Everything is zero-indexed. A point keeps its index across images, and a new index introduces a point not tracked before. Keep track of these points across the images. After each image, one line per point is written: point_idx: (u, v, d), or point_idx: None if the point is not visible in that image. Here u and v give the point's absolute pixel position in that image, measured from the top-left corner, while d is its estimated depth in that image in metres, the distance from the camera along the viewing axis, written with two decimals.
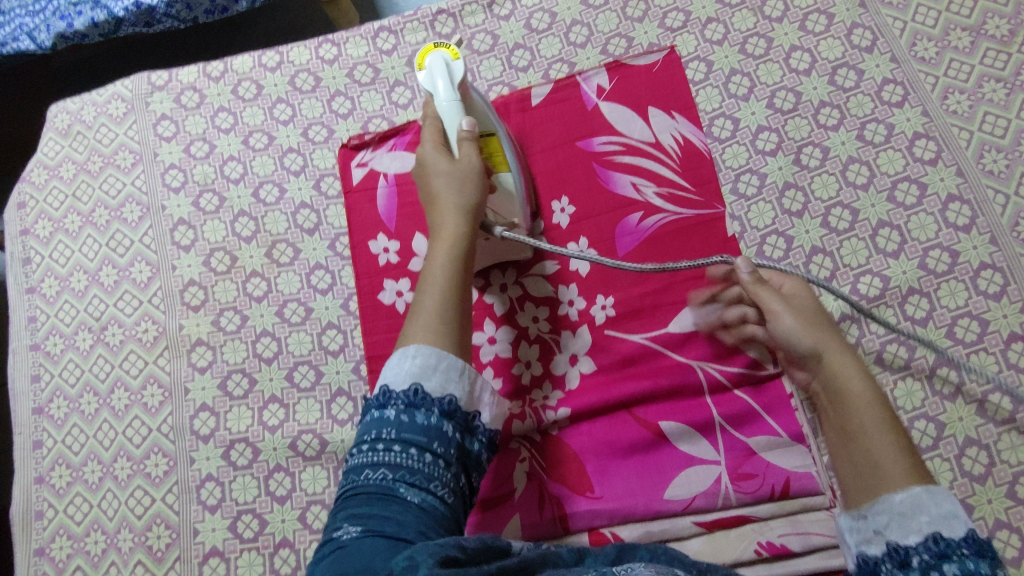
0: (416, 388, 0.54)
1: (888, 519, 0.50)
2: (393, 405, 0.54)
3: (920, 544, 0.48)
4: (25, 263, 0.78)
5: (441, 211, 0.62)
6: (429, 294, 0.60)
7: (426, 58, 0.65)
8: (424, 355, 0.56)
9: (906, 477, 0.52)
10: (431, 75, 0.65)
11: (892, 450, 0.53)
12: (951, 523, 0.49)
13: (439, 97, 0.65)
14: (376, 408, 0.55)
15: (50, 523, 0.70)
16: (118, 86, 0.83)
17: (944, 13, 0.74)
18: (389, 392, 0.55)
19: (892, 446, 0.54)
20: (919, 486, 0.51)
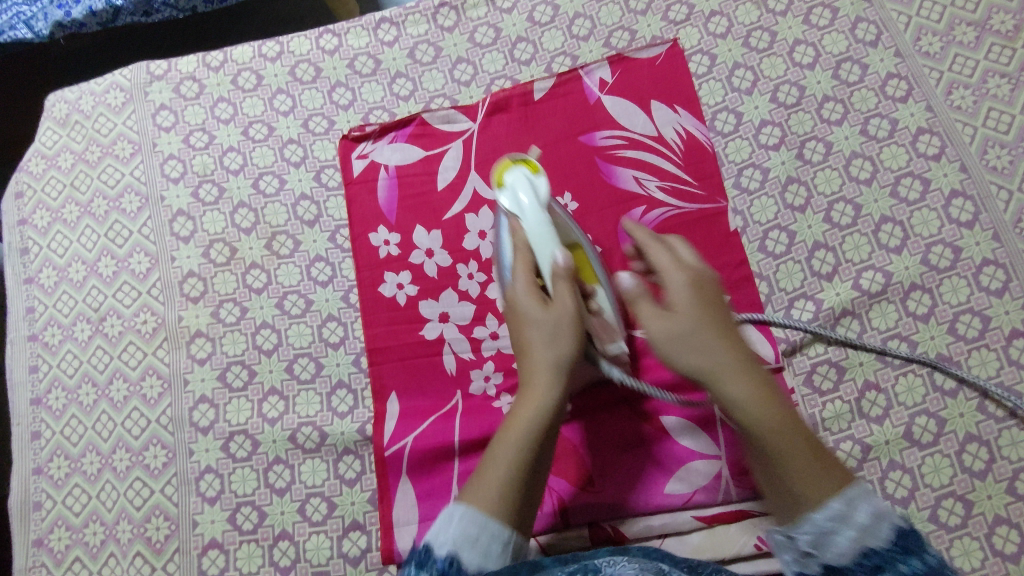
0: (452, 559, 0.50)
1: (818, 542, 0.50)
2: (429, 567, 0.51)
3: (855, 564, 0.50)
4: (23, 253, 0.78)
5: (532, 368, 0.55)
6: (506, 449, 0.53)
7: (504, 176, 0.62)
8: (468, 522, 0.51)
9: (828, 494, 0.50)
10: (515, 193, 0.61)
11: (810, 468, 0.50)
12: (872, 528, 0.50)
13: (525, 218, 0.60)
14: (415, 564, 0.52)
15: (49, 514, 0.70)
16: (116, 76, 0.82)
17: (949, 8, 0.74)
18: (429, 552, 0.51)
19: (806, 459, 0.51)
20: (835, 500, 0.50)
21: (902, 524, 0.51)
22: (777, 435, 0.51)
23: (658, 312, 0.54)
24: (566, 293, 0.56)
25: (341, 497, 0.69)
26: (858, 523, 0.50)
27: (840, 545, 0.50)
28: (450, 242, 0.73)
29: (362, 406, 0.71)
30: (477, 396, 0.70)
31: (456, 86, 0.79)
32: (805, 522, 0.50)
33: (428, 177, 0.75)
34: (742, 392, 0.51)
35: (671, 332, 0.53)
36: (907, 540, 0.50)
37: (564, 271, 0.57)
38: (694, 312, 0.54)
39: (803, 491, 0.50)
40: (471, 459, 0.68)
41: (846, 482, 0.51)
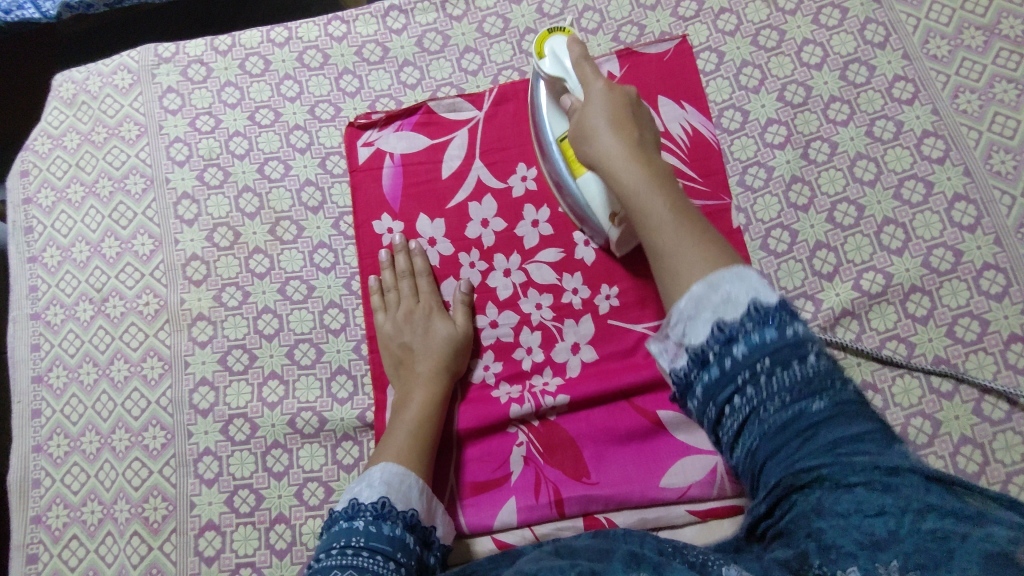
0: (384, 502, 0.57)
1: (683, 327, 0.47)
2: (362, 516, 0.56)
3: (709, 337, 0.46)
4: (26, 232, 0.78)
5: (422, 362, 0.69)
6: (405, 420, 0.65)
7: (543, 44, 0.67)
8: (386, 479, 0.59)
9: (690, 277, 0.48)
10: (556, 55, 0.66)
11: (672, 251, 0.50)
12: (726, 296, 0.46)
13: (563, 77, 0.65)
14: (344, 520, 0.56)
15: (47, 492, 0.71)
16: (124, 57, 0.82)
17: (958, 11, 0.74)
18: (358, 505, 0.57)
19: (670, 225, 0.51)
20: (699, 282, 0.47)
21: (769, 296, 0.45)
22: (653, 196, 0.53)
23: (579, 113, 0.61)
24: (575, 116, 0.62)
25: (338, 482, 0.69)
26: (715, 298, 0.46)
27: (698, 324, 0.46)
28: (453, 231, 0.74)
29: (362, 392, 0.71)
30: (476, 385, 0.70)
31: (462, 75, 0.79)
32: (671, 308, 0.48)
33: (432, 165, 0.75)
34: (621, 166, 0.56)
35: (575, 131, 0.61)
36: (767, 310, 0.45)
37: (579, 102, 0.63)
38: (586, 106, 0.61)
39: (672, 260, 0.50)
40: (468, 448, 0.68)
41: (720, 263, 0.48)
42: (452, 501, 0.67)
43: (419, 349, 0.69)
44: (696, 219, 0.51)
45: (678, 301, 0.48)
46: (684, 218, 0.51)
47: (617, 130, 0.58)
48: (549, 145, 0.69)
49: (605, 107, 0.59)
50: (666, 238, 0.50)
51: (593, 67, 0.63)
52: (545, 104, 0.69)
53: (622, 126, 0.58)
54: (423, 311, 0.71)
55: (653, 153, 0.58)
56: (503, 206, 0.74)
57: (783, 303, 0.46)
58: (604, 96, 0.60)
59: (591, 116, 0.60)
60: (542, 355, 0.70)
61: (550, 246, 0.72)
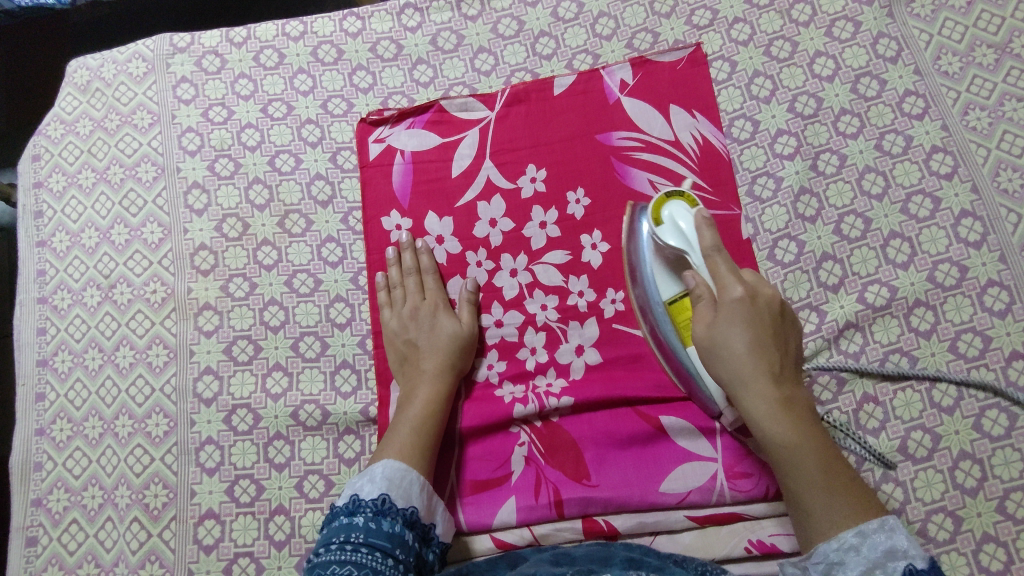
0: (384, 498, 0.58)
1: (833, 568, 0.52)
2: (362, 513, 0.57)
3: None
4: (36, 216, 0.78)
5: (426, 360, 0.69)
6: (408, 416, 0.65)
7: (662, 209, 0.66)
8: (390, 473, 0.60)
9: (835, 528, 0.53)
10: (677, 226, 0.65)
11: (827, 490, 0.55)
12: (884, 561, 0.50)
13: (688, 248, 0.64)
14: (344, 515, 0.57)
15: (49, 475, 0.71)
16: (139, 46, 0.83)
17: (971, 28, 0.74)
18: (359, 500, 0.58)
19: (813, 484, 0.55)
20: (850, 534, 0.52)
21: (918, 559, 0.49)
22: (795, 446, 0.56)
23: (711, 319, 0.62)
24: (706, 318, 0.62)
25: (339, 475, 0.69)
26: (867, 555, 0.51)
27: (855, 574, 0.50)
28: (461, 230, 0.74)
29: (366, 387, 0.72)
30: (479, 384, 0.71)
31: (475, 75, 0.80)
32: (816, 545, 0.54)
33: (443, 164, 0.76)
34: (758, 400, 0.58)
35: (706, 342, 0.62)
36: (921, 571, 0.49)
37: (712, 297, 0.63)
38: (722, 318, 0.61)
39: (821, 523, 0.54)
40: (469, 446, 0.69)
41: (867, 513, 0.54)
42: (452, 498, 0.67)
43: (424, 346, 0.70)
44: (844, 477, 0.55)
45: (823, 545, 0.53)
46: (831, 464, 0.56)
47: (755, 359, 0.59)
48: (654, 309, 0.67)
49: (746, 329, 0.60)
50: (813, 504, 0.55)
51: (727, 262, 0.63)
52: (652, 264, 0.67)
53: (762, 357, 0.59)
54: (428, 307, 0.71)
55: (791, 384, 0.60)
56: (512, 206, 0.74)
57: (932, 562, 0.49)
58: (743, 317, 0.60)
59: (730, 335, 0.60)
60: (546, 356, 0.70)
61: (558, 248, 0.72)
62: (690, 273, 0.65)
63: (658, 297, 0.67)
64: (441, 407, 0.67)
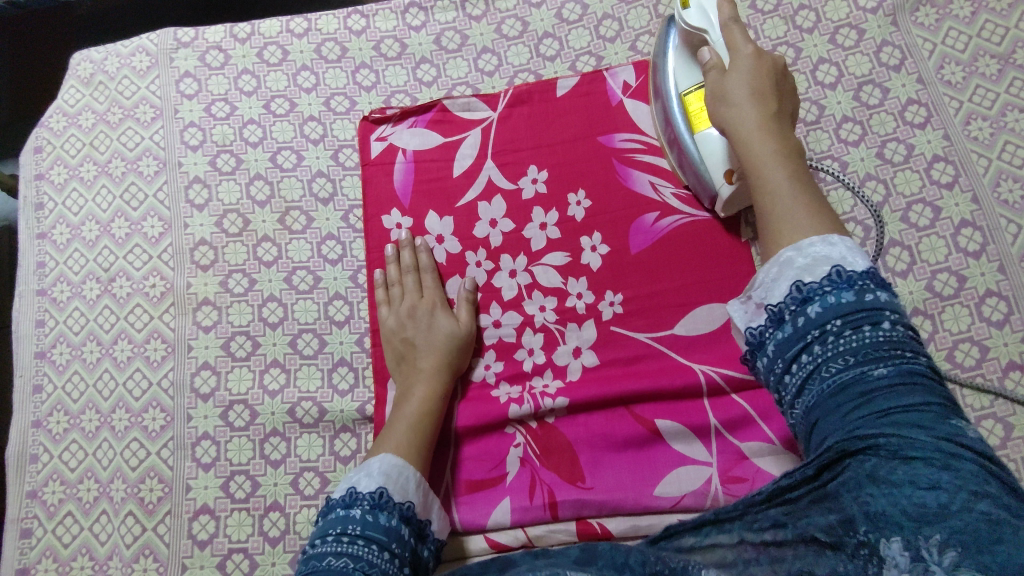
0: (382, 491, 0.58)
1: (766, 288, 0.49)
2: (359, 505, 0.57)
3: (787, 296, 0.47)
4: (37, 208, 0.78)
5: (421, 359, 0.69)
6: (404, 415, 0.65)
7: None
8: (387, 469, 0.60)
9: (789, 238, 0.50)
10: (703, 8, 0.66)
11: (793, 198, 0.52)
12: (812, 260, 0.48)
13: (708, 29, 0.65)
14: (341, 508, 0.57)
15: (45, 468, 0.71)
16: (143, 39, 0.83)
17: (975, 38, 0.74)
18: (356, 493, 0.58)
19: (788, 198, 0.52)
20: (788, 248, 0.49)
21: (858, 263, 0.46)
22: (773, 165, 0.55)
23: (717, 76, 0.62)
24: (713, 79, 0.62)
25: (335, 473, 0.69)
26: (799, 262, 0.48)
27: (779, 285, 0.48)
28: (461, 230, 0.74)
29: (362, 385, 0.72)
30: (477, 383, 0.71)
31: (479, 75, 0.80)
32: (758, 273, 0.51)
33: (445, 163, 0.76)
34: (749, 116, 0.58)
35: (711, 96, 0.62)
36: (848, 275, 0.46)
37: (722, 63, 0.63)
38: (729, 73, 0.61)
39: (779, 236, 0.51)
40: (465, 446, 0.69)
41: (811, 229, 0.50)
42: (447, 498, 0.67)
43: (421, 344, 0.69)
44: (814, 198, 0.52)
45: (764, 269, 0.50)
46: (803, 184, 0.54)
47: (756, 101, 0.58)
48: (670, 99, 0.70)
49: (748, 77, 0.60)
50: (783, 208, 0.52)
51: (743, 32, 0.63)
52: (673, 54, 0.70)
53: (763, 103, 0.58)
54: (426, 306, 0.71)
55: (789, 130, 0.58)
56: (512, 207, 0.74)
57: (871, 273, 0.46)
58: (750, 69, 0.60)
59: (731, 85, 0.60)
60: (543, 357, 0.70)
61: (558, 249, 0.72)
62: (706, 48, 0.65)
63: (676, 88, 0.69)
64: (436, 407, 0.66)
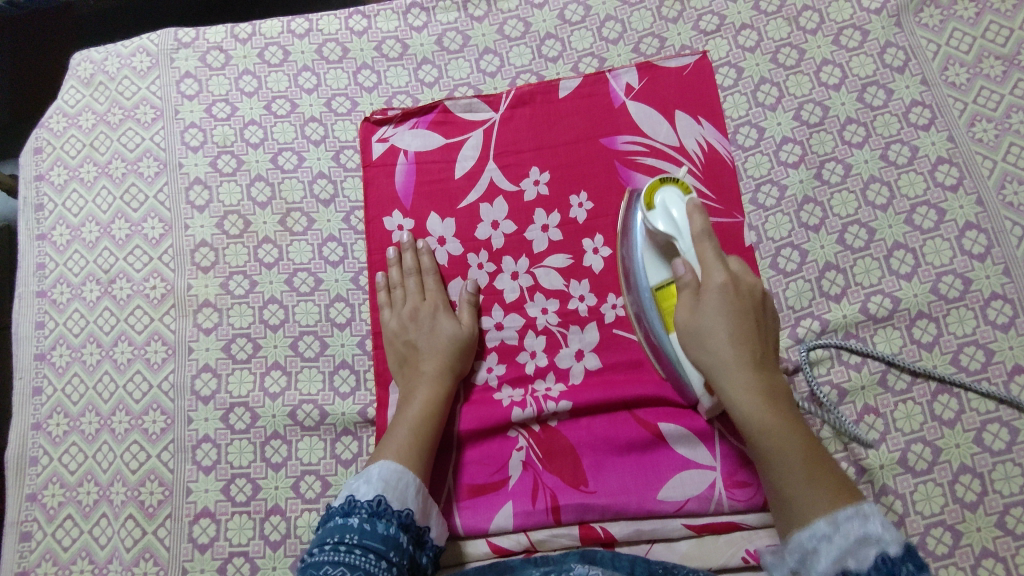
0: (380, 499, 0.58)
1: (802, 557, 0.52)
2: (357, 513, 0.57)
3: None
4: (37, 209, 0.78)
5: (424, 362, 0.69)
6: (406, 419, 0.65)
7: (654, 194, 0.64)
8: (387, 473, 0.60)
9: (818, 514, 0.52)
10: (666, 210, 0.63)
11: (804, 476, 0.54)
12: (855, 546, 0.49)
13: (677, 239, 0.62)
14: (339, 516, 0.57)
15: (44, 470, 0.71)
16: (143, 40, 0.82)
17: (979, 39, 0.74)
18: (354, 502, 0.58)
19: (798, 477, 0.54)
20: (823, 522, 0.51)
21: (892, 544, 0.49)
22: (777, 436, 0.56)
23: (693, 306, 0.61)
24: (691, 304, 0.61)
25: (336, 476, 0.69)
26: (839, 543, 0.50)
27: (820, 558, 0.50)
28: (463, 232, 0.74)
29: (364, 388, 0.72)
30: (478, 387, 0.70)
31: (481, 76, 0.79)
32: (794, 536, 0.53)
33: (447, 164, 0.76)
34: (740, 382, 0.58)
35: (691, 329, 0.61)
36: (891, 558, 0.48)
37: (698, 284, 0.61)
38: (708, 304, 0.60)
39: (800, 508, 0.53)
40: (467, 450, 0.68)
41: (843, 503, 0.52)
42: (449, 502, 0.67)
43: (424, 347, 0.69)
44: (827, 476, 0.54)
45: (799, 533, 0.52)
46: (814, 469, 0.54)
47: (738, 347, 0.59)
48: (641, 295, 0.66)
49: (728, 317, 0.59)
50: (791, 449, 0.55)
51: (714, 247, 0.61)
52: (641, 249, 0.66)
53: (745, 344, 0.59)
54: (428, 308, 0.71)
55: (769, 366, 0.59)
56: (514, 209, 0.74)
57: (906, 550, 0.49)
58: (728, 307, 0.59)
59: (713, 323, 0.59)
60: (546, 360, 0.70)
61: (560, 252, 0.72)
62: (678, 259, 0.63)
63: (646, 283, 0.66)
64: (437, 411, 0.66)
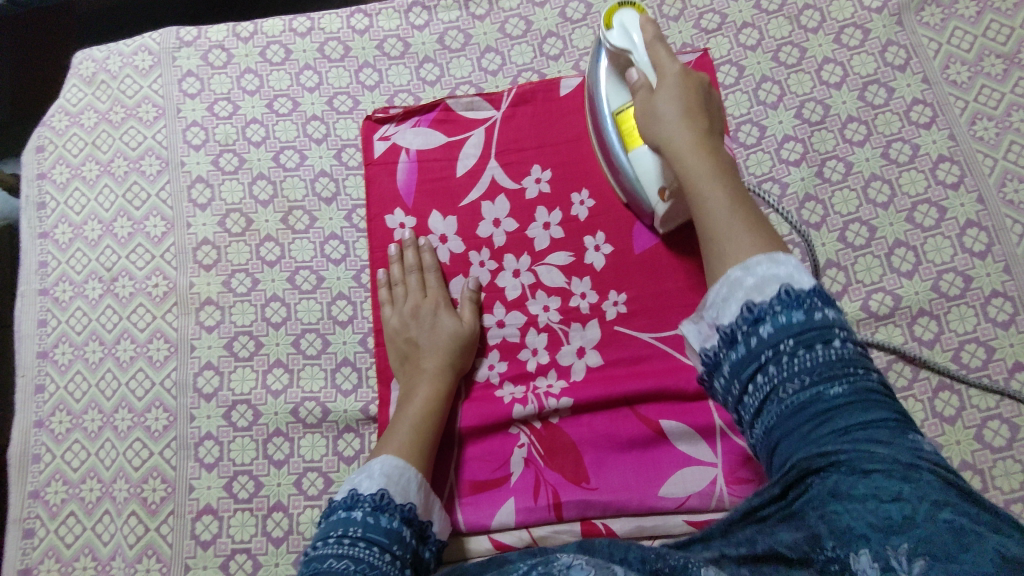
0: (383, 493, 0.58)
1: (717, 309, 0.49)
2: (361, 507, 0.57)
3: (738, 317, 0.48)
4: (39, 207, 0.78)
5: (425, 359, 0.69)
6: (406, 415, 0.65)
7: (613, 16, 0.66)
8: (389, 470, 0.60)
9: (733, 259, 0.50)
10: (625, 29, 0.66)
11: (728, 221, 0.52)
12: (761, 280, 0.48)
13: (633, 51, 0.65)
14: (342, 509, 0.57)
15: (47, 468, 0.71)
16: (145, 38, 0.82)
17: (980, 38, 0.74)
18: (357, 495, 0.58)
19: (725, 223, 0.52)
20: (737, 270, 0.49)
21: (804, 281, 0.47)
22: (711, 189, 0.54)
23: (648, 100, 0.62)
24: (643, 100, 0.63)
25: (338, 473, 0.69)
26: (747, 286, 0.48)
27: (729, 306, 0.49)
28: (464, 230, 0.74)
29: (366, 385, 0.72)
30: (480, 383, 0.71)
31: (482, 75, 0.80)
32: (708, 292, 0.51)
33: (449, 162, 0.76)
34: (681, 155, 0.57)
35: (643, 119, 0.62)
36: (798, 293, 0.46)
37: (650, 84, 0.63)
38: (658, 94, 0.61)
39: (722, 258, 0.51)
40: (468, 446, 0.68)
41: (760, 249, 0.50)
42: (451, 498, 0.67)
43: (424, 344, 0.69)
44: (752, 217, 0.52)
45: (712, 291, 0.50)
46: (743, 210, 0.53)
47: (683, 125, 0.59)
48: (603, 117, 0.69)
49: (677, 102, 0.60)
50: (715, 215, 0.53)
51: (666, 50, 0.64)
52: (603, 70, 0.69)
53: (692, 130, 0.58)
54: (429, 305, 0.71)
55: (716, 147, 0.59)
56: (515, 206, 0.74)
57: (816, 289, 0.47)
58: (677, 94, 0.61)
59: (660, 108, 0.60)
60: (547, 357, 0.70)
61: (561, 249, 0.72)
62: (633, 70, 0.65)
63: (607, 106, 0.68)
64: (437, 409, 0.66)
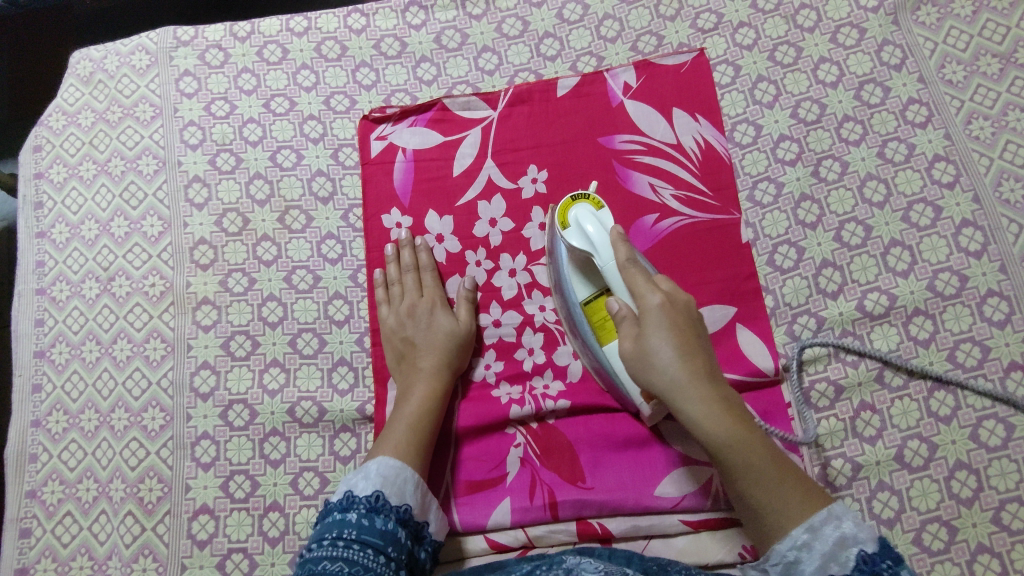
0: (378, 495, 0.58)
1: (786, 567, 0.52)
2: (356, 509, 0.57)
3: None
4: (37, 207, 0.78)
5: (421, 358, 0.69)
6: (403, 414, 0.65)
7: (568, 215, 0.64)
8: (385, 469, 0.60)
9: (791, 517, 0.52)
10: (582, 229, 0.63)
11: (768, 488, 0.53)
12: (835, 547, 0.51)
13: (599, 254, 0.61)
14: (337, 511, 0.57)
15: (44, 467, 0.71)
16: (143, 38, 0.82)
17: (976, 37, 0.74)
18: (352, 497, 0.58)
19: (767, 483, 0.53)
20: (799, 529, 0.52)
21: (868, 543, 0.50)
22: (741, 457, 0.54)
23: (636, 337, 0.58)
24: (631, 336, 0.58)
25: (334, 473, 0.69)
26: (819, 549, 0.51)
27: (805, 569, 0.51)
28: (461, 230, 0.74)
29: (362, 385, 0.72)
30: (476, 384, 0.71)
31: (479, 74, 0.80)
32: (773, 546, 0.53)
33: (445, 162, 0.76)
34: (693, 411, 0.55)
35: (634, 360, 0.58)
36: (872, 556, 0.50)
37: (634, 317, 0.59)
38: (646, 331, 0.57)
39: (778, 514, 0.53)
40: (465, 446, 0.68)
41: (814, 506, 0.53)
42: (447, 498, 0.67)
43: (421, 343, 0.69)
44: (792, 473, 0.54)
45: (780, 544, 0.52)
46: (783, 476, 0.54)
47: (685, 365, 0.56)
48: (572, 310, 0.66)
49: (670, 335, 0.56)
50: (758, 466, 0.53)
51: (643, 273, 0.60)
52: (567, 266, 0.65)
53: (690, 356, 0.56)
54: (426, 304, 0.71)
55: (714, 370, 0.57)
56: (512, 206, 0.74)
57: (881, 545, 0.51)
58: (666, 325, 0.57)
59: (657, 345, 0.56)
60: (543, 357, 0.70)
61: None
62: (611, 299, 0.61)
63: (575, 298, 0.65)
64: (434, 408, 0.66)
